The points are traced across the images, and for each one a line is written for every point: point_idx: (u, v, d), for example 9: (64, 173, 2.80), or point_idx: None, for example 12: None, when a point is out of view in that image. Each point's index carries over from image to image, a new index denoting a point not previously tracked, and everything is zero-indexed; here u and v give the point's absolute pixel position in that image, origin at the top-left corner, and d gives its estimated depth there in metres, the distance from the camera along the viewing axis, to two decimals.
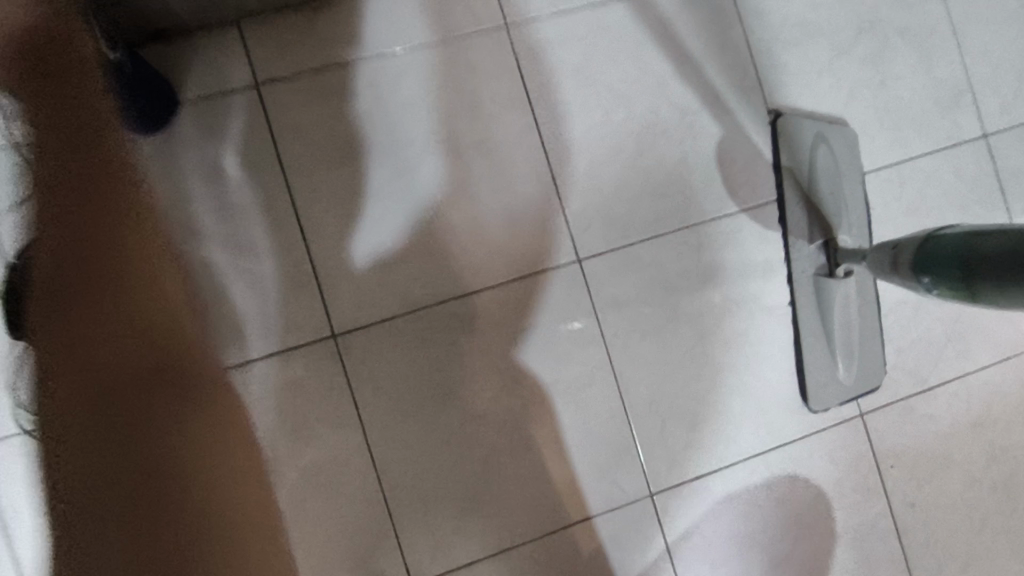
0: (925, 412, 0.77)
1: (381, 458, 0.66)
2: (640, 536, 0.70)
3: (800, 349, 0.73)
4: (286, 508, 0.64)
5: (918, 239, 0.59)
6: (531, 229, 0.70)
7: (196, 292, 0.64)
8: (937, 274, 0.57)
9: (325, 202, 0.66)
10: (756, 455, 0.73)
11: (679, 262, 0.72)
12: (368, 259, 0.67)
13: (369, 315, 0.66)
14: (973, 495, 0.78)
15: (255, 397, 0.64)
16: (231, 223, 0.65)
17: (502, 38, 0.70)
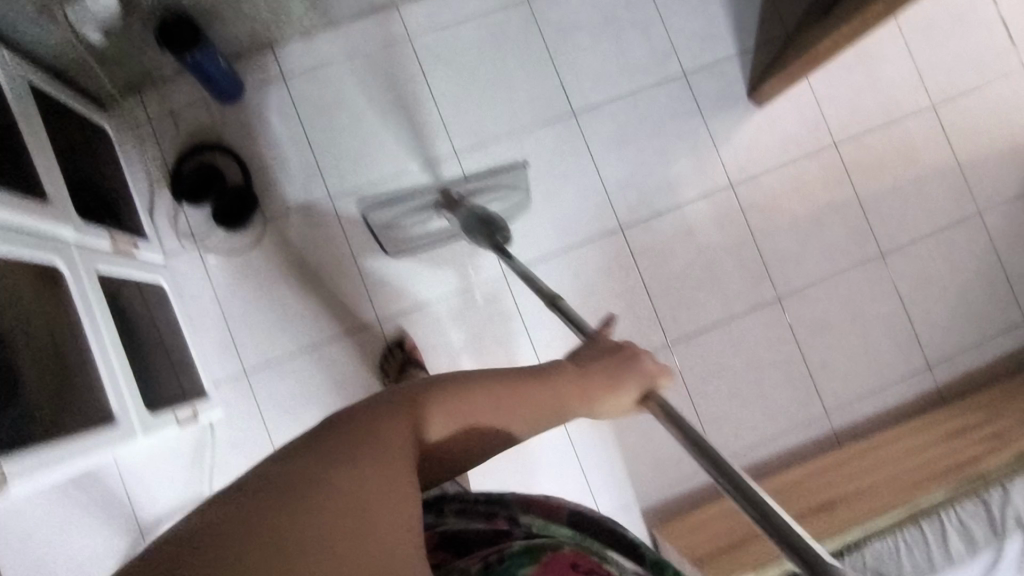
0: (661, 225, 1.37)
1: (359, 257, 1.28)
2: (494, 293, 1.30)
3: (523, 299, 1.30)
4: (312, 282, 1.27)
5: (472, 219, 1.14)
6: (430, 139, 1.33)
7: (260, 178, 1.26)
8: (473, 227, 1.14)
9: (321, 131, 1.29)
10: (561, 250, 1.34)
11: (510, 152, 1.35)
12: (346, 158, 1.30)
13: (347, 186, 1.29)
14: (694, 272, 1.38)
15: (293, 229, 1.27)
16: (275, 143, 1.27)
17: (407, 43, 1.33)
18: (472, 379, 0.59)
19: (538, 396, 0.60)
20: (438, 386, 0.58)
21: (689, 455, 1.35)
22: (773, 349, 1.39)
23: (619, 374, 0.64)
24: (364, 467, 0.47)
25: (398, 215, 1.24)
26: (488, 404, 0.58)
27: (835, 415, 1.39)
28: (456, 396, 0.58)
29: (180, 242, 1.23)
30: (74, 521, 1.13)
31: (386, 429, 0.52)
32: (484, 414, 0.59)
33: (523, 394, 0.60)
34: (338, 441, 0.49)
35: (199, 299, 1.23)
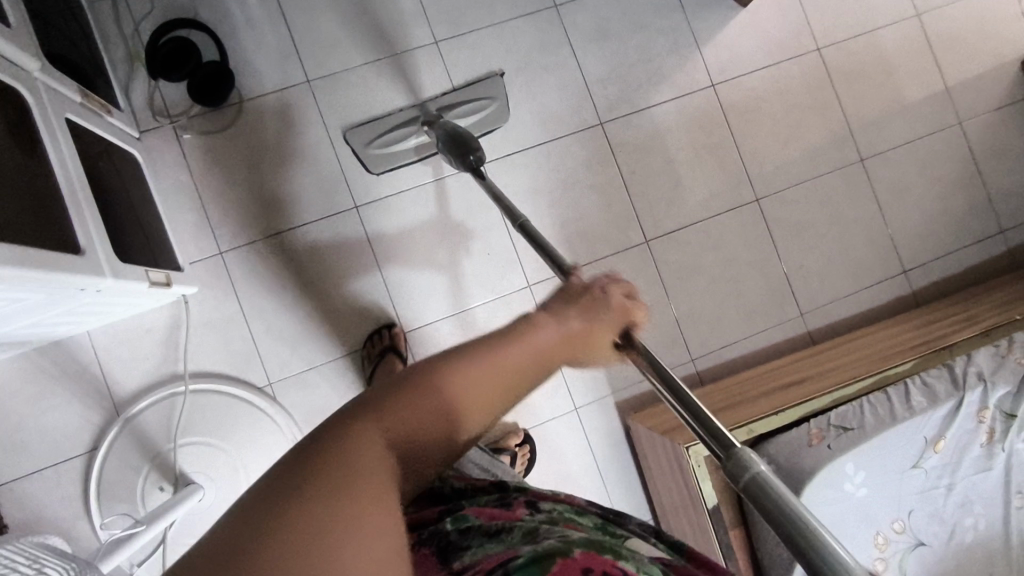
0: (640, 123, 1.38)
1: (336, 142, 1.27)
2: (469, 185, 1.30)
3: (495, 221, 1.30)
4: (288, 166, 1.25)
5: (444, 132, 1.09)
6: (410, 26, 1.30)
7: (237, 59, 1.25)
8: (442, 140, 1.09)
9: (299, 13, 1.27)
10: (540, 144, 1.34)
11: (491, 43, 1.33)
12: (324, 41, 1.27)
13: (325, 70, 1.27)
14: (671, 170, 1.39)
15: (270, 112, 1.25)
16: (252, 24, 1.25)
17: None
18: (467, 358, 0.57)
19: (530, 360, 0.61)
20: (433, 363, 0.56)
21: (664, 350, 1.36)
22: (749, 249, 1.40)
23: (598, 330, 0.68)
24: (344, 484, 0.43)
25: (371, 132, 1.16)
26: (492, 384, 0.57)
27: (809, 316, 1.41)
28: (450, 368, 0.56)
29: (155, 119, 1.21)
30: (51, 390, 1.14)
31: (393, 417, 0.51)
32: (492, 385, 0.58)
33: (502, 379, 0.58)
34: (337, 435, 0.47)
35: (173, 179, 1.22)
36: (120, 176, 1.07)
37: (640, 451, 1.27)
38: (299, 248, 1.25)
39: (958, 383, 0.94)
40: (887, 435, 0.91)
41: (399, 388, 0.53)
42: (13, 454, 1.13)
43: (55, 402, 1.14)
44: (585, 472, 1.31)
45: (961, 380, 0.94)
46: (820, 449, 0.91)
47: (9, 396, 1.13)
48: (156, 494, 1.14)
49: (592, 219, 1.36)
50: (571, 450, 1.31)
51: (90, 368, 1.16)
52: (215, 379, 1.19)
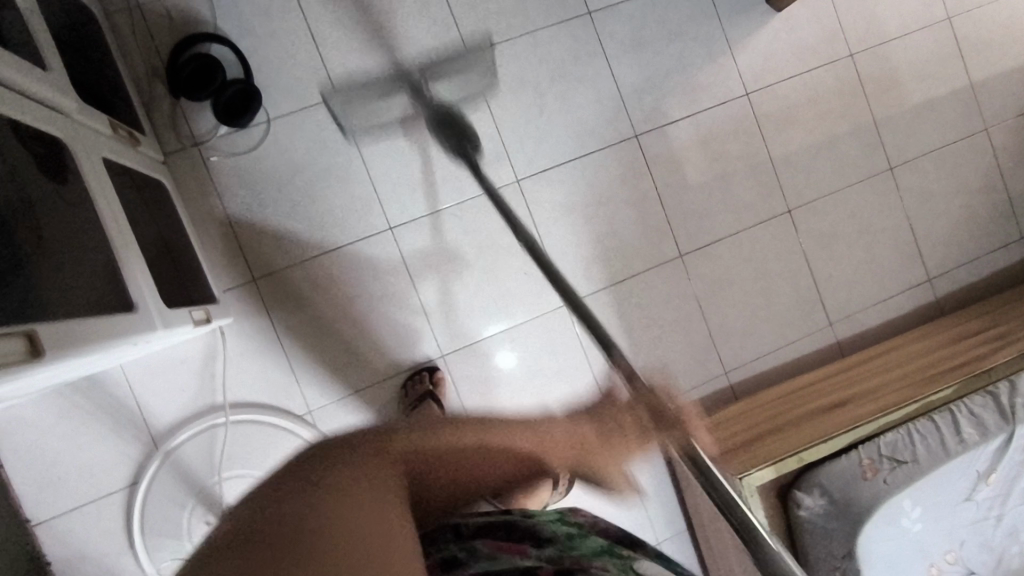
0: (674, 134, 1.35)
1: (369, 160, 1.23)
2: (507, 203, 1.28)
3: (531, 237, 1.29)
4: (319, 187, 1.21)
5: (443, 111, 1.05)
6: (441, 36, 1.25)
7: (263, 75, 1.19)
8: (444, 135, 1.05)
9: (325, 24, 1.21)
10: (575, 159, 1.32)
11: (524, 53, 1.29)
12: (352, 54, 1.22)
13: (355, 86, 1.22)
14: (704, 183, 1.37)
15: (300, 132, 1.20)
16: (277, 40, 1.19)
17: None
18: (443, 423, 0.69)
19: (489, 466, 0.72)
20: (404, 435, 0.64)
21: (699, 364, 1.37)
22: (780, 261, 1.40)
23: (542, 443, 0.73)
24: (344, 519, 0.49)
25: (365, 95, 1.11)
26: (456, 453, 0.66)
27: (839, 326, 1.43)
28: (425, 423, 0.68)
29: (179, 142, 1.17)
30: (87, 426, 1.12)
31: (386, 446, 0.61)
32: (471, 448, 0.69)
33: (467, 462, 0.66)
34: (303, 470, 0.54)
35: (202, 206, 1.17)
36: (155, 211, 1.03)
37: (678, 467, 1.29)
38: (334, 271, 1.22)
39: (1006, 414, 0.97)
40: (943, 469, 0.93)
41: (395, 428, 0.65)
42: (53, 492, 1.11)
43: (92, 439, 1.12)
44: (623, 486, 1.33)
45: (1009, 411, 0.96)
46: (875, 483, 0.93)
47: (44, 434, 1.10)
48: (203, 528, 1.14)
49: (627, 235, 1.34)
50: None
51: (127, 402, 1.14)
52: (256, 410, 1.18)
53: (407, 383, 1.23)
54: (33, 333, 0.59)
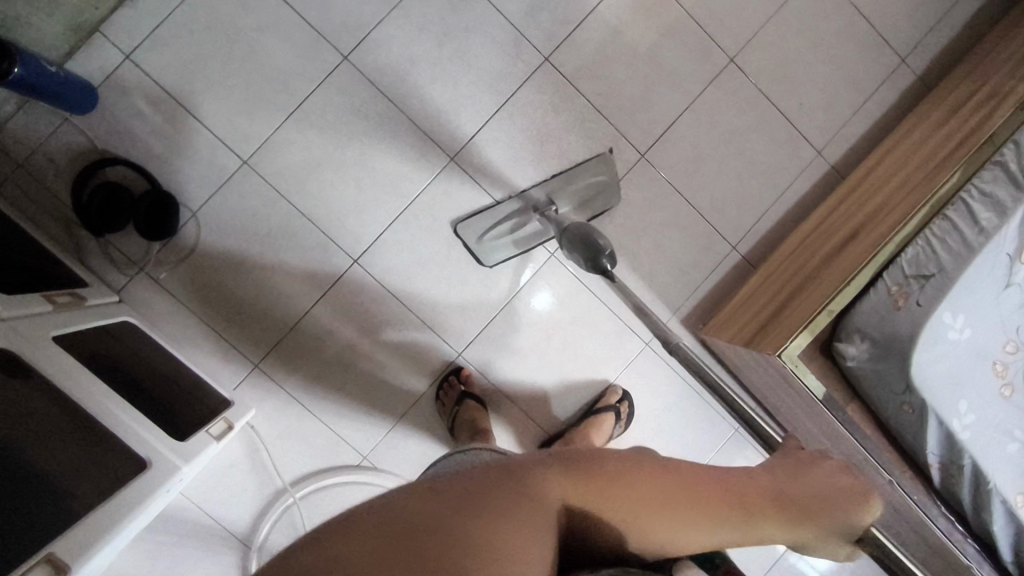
0: (583, 37, 1.26)
1: (306, 209, 1.20)
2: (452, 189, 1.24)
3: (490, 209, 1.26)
4: (272, 254, 1.20)
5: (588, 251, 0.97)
6: (312, 54, 1.19)
7: (169, 174, 1.16)
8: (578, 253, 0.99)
9: (200, 97, 1.16)
10: (498, 110, 1.25)
11: (400, 30, 1.20)
12: (241, 115, 1.18)
13: (258, 144, 1.18)
14: (635, 72, 1.28)
15: (228, 213, 1.18)
16: (164, 134, 1.15)
17: None
18: (614, 488, 0.60)
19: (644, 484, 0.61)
20: (591, 463, 0.61)
21: (705, 251, 1.32)
22: (742, 114, 1.32)
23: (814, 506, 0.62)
24: (458, 532, 0.53)
25: (483, 225, 1.22)
26: (648, 510, 0.59)
27: (828, 150, 1.34)
28: (585, 487, 0.59)
29: (124, 274, 1.15)
30: (179, 558, 1.17)
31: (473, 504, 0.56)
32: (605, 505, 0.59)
33: (671, 494, 0.60)
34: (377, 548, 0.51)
35: (176, 321, 1.17)
36: (130, 353, 1.03)
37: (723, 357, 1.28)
38: (326, 324, 1.22)
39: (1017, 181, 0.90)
40: (972, 269, 0.87)
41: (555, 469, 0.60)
42: None
43: (190, 567, 1.18)
44: (680, 395, 1.34)
45: None
46: (910, 309, 0.88)
47: None
48: None
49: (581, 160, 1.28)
50: (659, 382, 1.33)
51: (203, 522, 1.18)
52: (317, 480, 1.22)
53: (439, 391, 1.25)
54: (52, 555, 0.69)
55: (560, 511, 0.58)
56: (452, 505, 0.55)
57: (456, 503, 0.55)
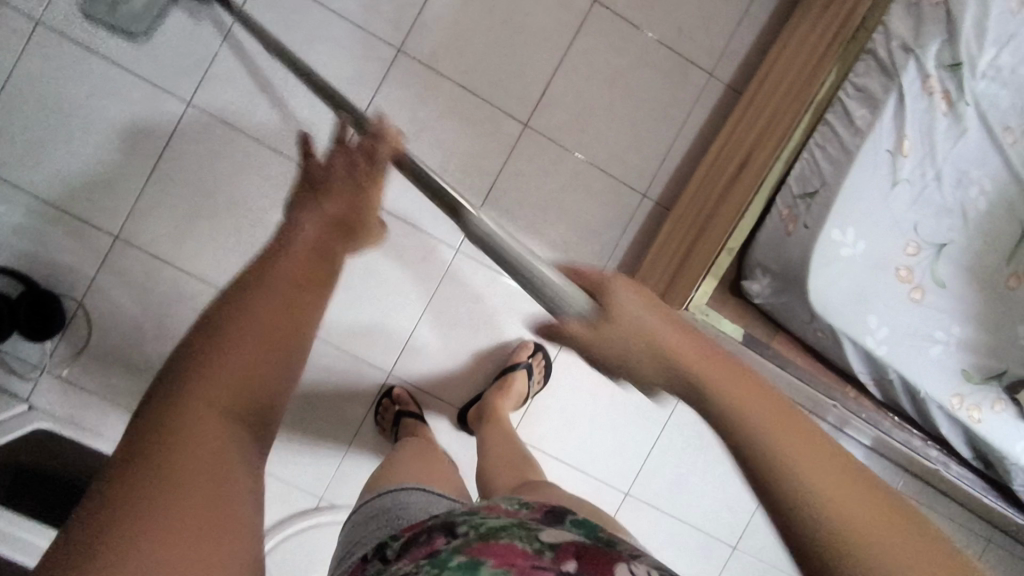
0: (432, 16, 1.18)
1: (191, 269, 1.16)
2: None
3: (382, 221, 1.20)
4: (169, 322, 1.17)
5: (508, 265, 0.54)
6: (155, 107, 1.13)
7: (44, 268, 1.13)
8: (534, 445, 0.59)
9: (53, 182, 1.12)
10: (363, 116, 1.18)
11: (238, 61, 1.14)
12: (97, 190, 1.13)
13: (125, 215, 1.14)
14: (498, 38, 1.20)
15: (114, 292, 1.15)
16: (26, 230, 1.12)
17: (40, 29, 1.09)
18: (219, 319, 0.48)
19: (277, 301, 0.50)
20: (203, 337, 0.48)
21: (614, 206, 1.26)
22: (622, 53, 1.23)
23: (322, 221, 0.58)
24: (166, 495, 0.41)
25: None
26: (281, 335, 0.49)
27: (720, 70, 1.26)
28: (207, 360, 0.47)
29: (27, 378, 1.13)
30: None
31: (152, 487, 0.41)
32: (262, 355, 0.48)
33: (309, 294, 0.52)
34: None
35: (95, 412, 1.16)
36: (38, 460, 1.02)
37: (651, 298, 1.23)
38: None
39: (889, 68, 0.80)
40: (851, 175, 0.78)
41: (184, 380, 0.46)
42: None
43: None
44: None
45: (891, 63, 0.80)
46: (799, 234, 0.82)
47: None
48: None
49: (463, 145, 1.22)
50: None
51: None
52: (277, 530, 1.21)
53: (377, 416, 1.23)
54: None
55: (211, 410, 0.45)
56: (123, 496, 0.40)
57: (125, 493, 0.41)
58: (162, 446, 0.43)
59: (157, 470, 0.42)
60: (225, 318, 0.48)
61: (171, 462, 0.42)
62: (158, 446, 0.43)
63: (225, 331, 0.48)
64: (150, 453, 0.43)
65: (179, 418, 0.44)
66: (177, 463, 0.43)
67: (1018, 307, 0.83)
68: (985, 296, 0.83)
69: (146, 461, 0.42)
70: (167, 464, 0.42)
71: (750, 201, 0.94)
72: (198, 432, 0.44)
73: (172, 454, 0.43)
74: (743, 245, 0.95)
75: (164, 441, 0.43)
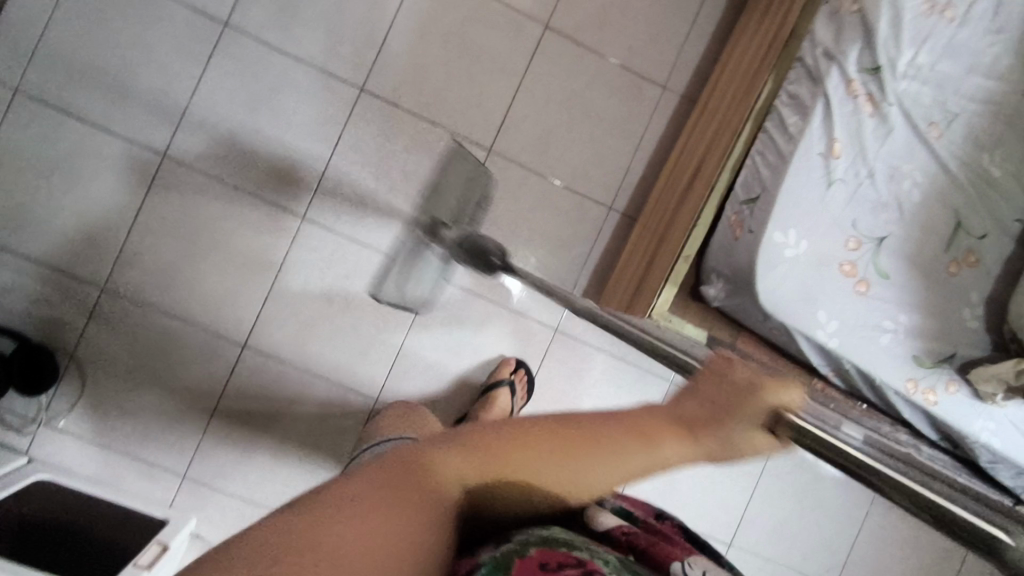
0: (391, 54, 1.24)
1: (178, 314, 1.20)
2: (315, 246, 1.23)
3: (359, 254, 1.25)
4: (160, 367, 1.20)
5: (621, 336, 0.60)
6: (132, 162, 1.18)
7: (35, 325, 1.17)
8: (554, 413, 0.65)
9: (38, 242, 1.17)
10: (332, 154, 1.23)
11: (209, 112, 1.20)
12: (81, 246, 1.18)
13: (110, 267, 1.18)
14: (456, 69, 1.25)
15: (104, 343, 1.19)
16: (15, 289, 1.16)
17: (18, 97, 1.15)
18: (525, 428, 0.51)
19: (606, 428, 0.51)
20: (496, 431, 0.52)
21: (582, 221, 1.30)
22: (575, 74, 1.28)
23: (723, 418, 0.46)
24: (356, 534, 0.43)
25: None
26: (570, 451, 0.50)
27: (673, 82, 1.31)
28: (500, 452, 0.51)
29: (26, 433, 1.17)
30: None
31: (348, 524, 0.43)
32: (549, 456, 0.51)
33: (622, 425, 0.51)
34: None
35: (94, 459, 1.20)
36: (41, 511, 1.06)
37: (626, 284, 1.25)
38: (238, 416, 1.23)
39: (815, 75, 0.85)
40: (787, 178, 0.82)
41: (455, 446, 0.52)
42: None
43: None
44: (607, 367, 1.32)
45: (816, 70, 0.85)
46: (745, 238, 0.86)
47: None
48: None
49: (432, 173, 1.26)
50: (581, 360, 1.31)
51: None
52: None
53: None
54: None
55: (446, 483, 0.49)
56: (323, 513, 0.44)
57: (336, 511, 0.44)
58: (387, 487, 0.47)
59: (374, 510, 0.45)
60: (544, 429, 0.51)
61: (387, 501, 0.46)
62: (390, 492, 0.47)
63: (532, 436, 0.51)
64: (381, 490, 0.47)
65: (421, 486, 0.49)
66: (378, 512, 0.45)
67: (957, 293, 0.88)
68: (928, 284, 0.87)
69: (379, 493, 0.47)
70: (375, 516, 0.45)
71: (701, 208, 0.98)
72: (423, 498, 0.48)
73: (390, 504, 0.46)
74: (700, 251, 0.98)
75: (401, 492, 0.47)
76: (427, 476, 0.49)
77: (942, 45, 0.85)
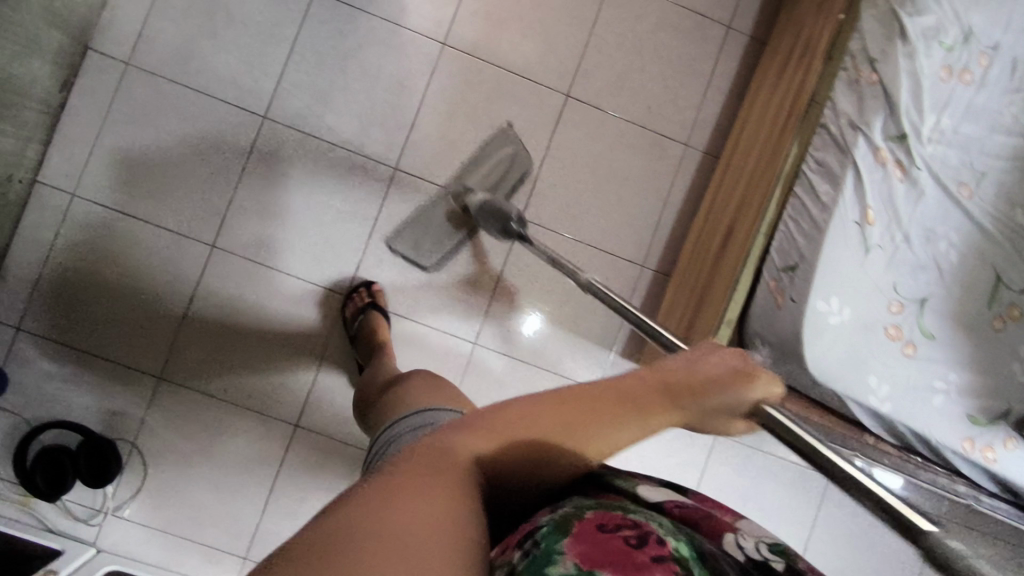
0: (421, 133, 1.29)
1: (231, 396, 1.24)
2: None
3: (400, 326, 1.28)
4: (216, 450, 1.24)
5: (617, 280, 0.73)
6: (183, 254, 1.24)
7: (98, 418, 1.22)
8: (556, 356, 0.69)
9: (98, 337, 1.22)
10: (371, 233, 1.28)
11: (252, 202, 1.25)
12: (138, 338, 1.23)
13: (165, 357, 1.23)
14: (484, 143, 1.30)
15: (163, 430, 1.23)
16: (77, 385, 1.21)
17: (76, 201, 1.22)
18: (524, 400, 0.54)
19: (607, 392, 0.55)
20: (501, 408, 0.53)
21: (616, 280, 1.32)
22: (599, 139, 1.32)
23: (705, 387, 0.57)
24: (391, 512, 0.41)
25: None
26: (584, 418, 0.53)
27: (695, 139, 1.34)
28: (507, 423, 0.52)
29: (91, 524, 1.21)
30: None
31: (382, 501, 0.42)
32: (556, 429, 0.52)
33: (613, 393, 0.55)
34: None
35: (156, 546, 1.23)
36: None
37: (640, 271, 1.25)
38: (292, 492, 1.25)
39: (842, 143, 0.88)
40: (826, 250, 0.84)
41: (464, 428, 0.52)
42: None
43: None
44: None
45: (843, 140, 0.87)
46: (788, 307, 0.87)
47: None
48: None
49: (467, 244, 1.30)
50: None
51: None
52: None
53: None
54: None
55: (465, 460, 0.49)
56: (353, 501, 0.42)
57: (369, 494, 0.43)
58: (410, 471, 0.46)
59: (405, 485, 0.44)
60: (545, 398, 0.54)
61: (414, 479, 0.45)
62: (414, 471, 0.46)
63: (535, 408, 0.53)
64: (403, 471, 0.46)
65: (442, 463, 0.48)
66: (411, 490, 0.44)
67: (1008, 349, 0.87)
68: (974, 342, 0.87)
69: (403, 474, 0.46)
70: (402, 490, 0.43)
71: (738, 273, 0.99)
72: (447, 474, 0.47)
73: (419, 483, 0.45)
74: (741, 316, 0.99)
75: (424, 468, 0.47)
76: (448, 457, 0.48)
77: (961, 110, 0.87)
